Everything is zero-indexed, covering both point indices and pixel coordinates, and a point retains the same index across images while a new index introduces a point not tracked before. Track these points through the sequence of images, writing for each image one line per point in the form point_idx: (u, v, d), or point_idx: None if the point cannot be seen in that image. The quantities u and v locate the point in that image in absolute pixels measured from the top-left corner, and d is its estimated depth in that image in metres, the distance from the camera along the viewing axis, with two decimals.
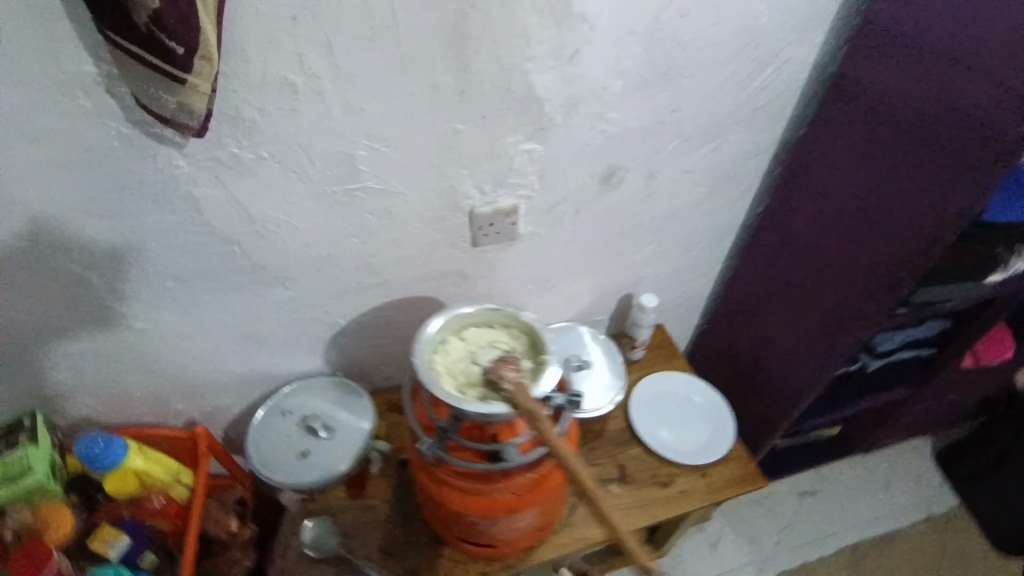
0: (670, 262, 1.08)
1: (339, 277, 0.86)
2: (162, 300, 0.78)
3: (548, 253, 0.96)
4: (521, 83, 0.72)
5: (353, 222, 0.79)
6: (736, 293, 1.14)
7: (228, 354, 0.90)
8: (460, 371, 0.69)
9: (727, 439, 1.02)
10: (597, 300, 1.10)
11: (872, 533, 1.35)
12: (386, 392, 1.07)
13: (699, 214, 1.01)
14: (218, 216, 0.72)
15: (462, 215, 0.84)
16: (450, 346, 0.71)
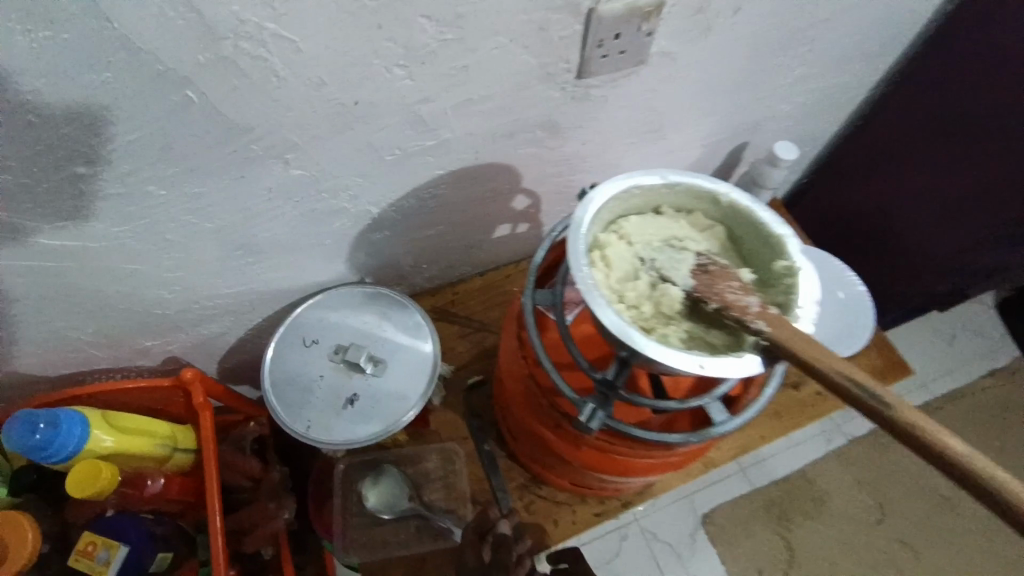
0: (811, 97, 0.78)
1: (373, 140, 0.53)
2: (84, 198, 0.45)
3: (673, 88, 0.63)
4: None
5: (397, 31, 0.44)
6: (880, 134, 0.85)
7: (212, 269, 0.59)
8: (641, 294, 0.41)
9: (870, 321, 0.80)
10: (708, 154, 0.80)
11: (940, 391, 1.29)
12: (433, 297, 0.80)
13: (880, 12, 0.68)
14: (150, 24, 0.37)
15: (574, 21, 0.50)
16: (610, 254, 0.43)
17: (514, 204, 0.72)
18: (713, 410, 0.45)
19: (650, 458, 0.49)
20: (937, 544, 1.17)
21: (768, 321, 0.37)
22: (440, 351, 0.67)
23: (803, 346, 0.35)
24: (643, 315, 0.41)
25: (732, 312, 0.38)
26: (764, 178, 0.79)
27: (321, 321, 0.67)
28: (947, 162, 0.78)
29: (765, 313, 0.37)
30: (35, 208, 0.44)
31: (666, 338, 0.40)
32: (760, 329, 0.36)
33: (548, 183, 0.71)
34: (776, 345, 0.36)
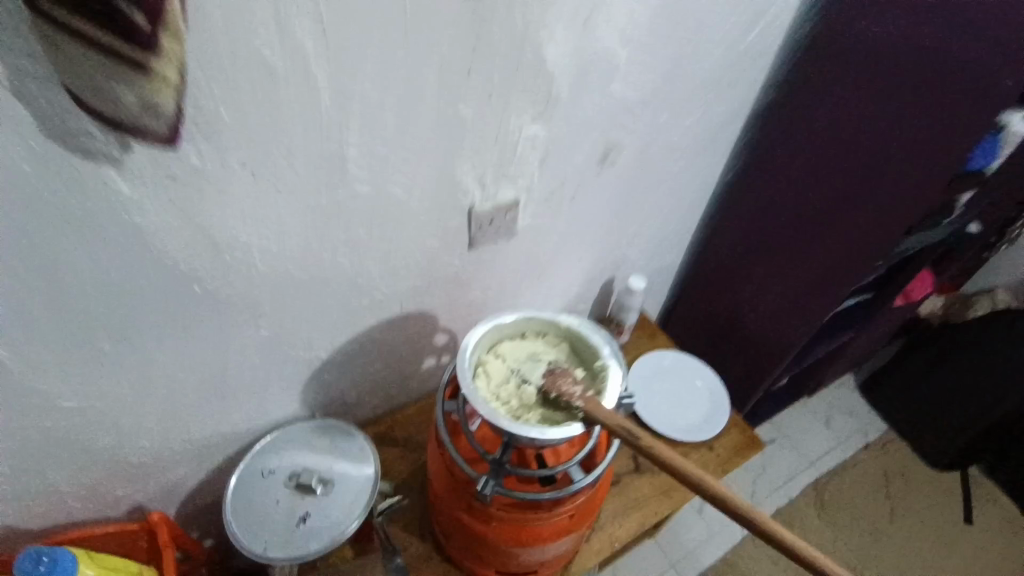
0: (651, 243, 1.07)
1: (324, 303, 0.73)
2: (103, 365, 0.61)
3: (542, 248, 0.89)
4: (535, 61, 0.63)
5: (341, 233, 0.66)
6: (710, 262, 1.15)
7: (188, 414, 0.73)
8: (511, 393, 0.60)
9: (725, 409, 1.03)
10: (585, 289, 1.06)
11: (828, 466, 1.49)
12: (375, 424, 0.95)
13: (679, 189, 1.00)
14: (175, 249, 0.56)
15: (461, 214, 0.74)
16: (489, 368, 0.62)
17: (437, 340, 0.92)
18: (573, 470, 0.63)
19: (541, 522, 0.64)
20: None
21: (586, 400, 0.56)
22: (380, 469, 0.81)
23: (605, 414, 0.54)
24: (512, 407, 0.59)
25: (564, 398, 0.57)
26: (627, 303, 1.05)
27: (277, 453, 0.80)
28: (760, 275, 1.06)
29: (585, 396, 0.57)
30: (64, 376, 0.59)
31: (528, 421, 0.58)
32: (579, 406, 0.56)
33: (463, 322, 0.92)
34: (590, 415, 0.55)
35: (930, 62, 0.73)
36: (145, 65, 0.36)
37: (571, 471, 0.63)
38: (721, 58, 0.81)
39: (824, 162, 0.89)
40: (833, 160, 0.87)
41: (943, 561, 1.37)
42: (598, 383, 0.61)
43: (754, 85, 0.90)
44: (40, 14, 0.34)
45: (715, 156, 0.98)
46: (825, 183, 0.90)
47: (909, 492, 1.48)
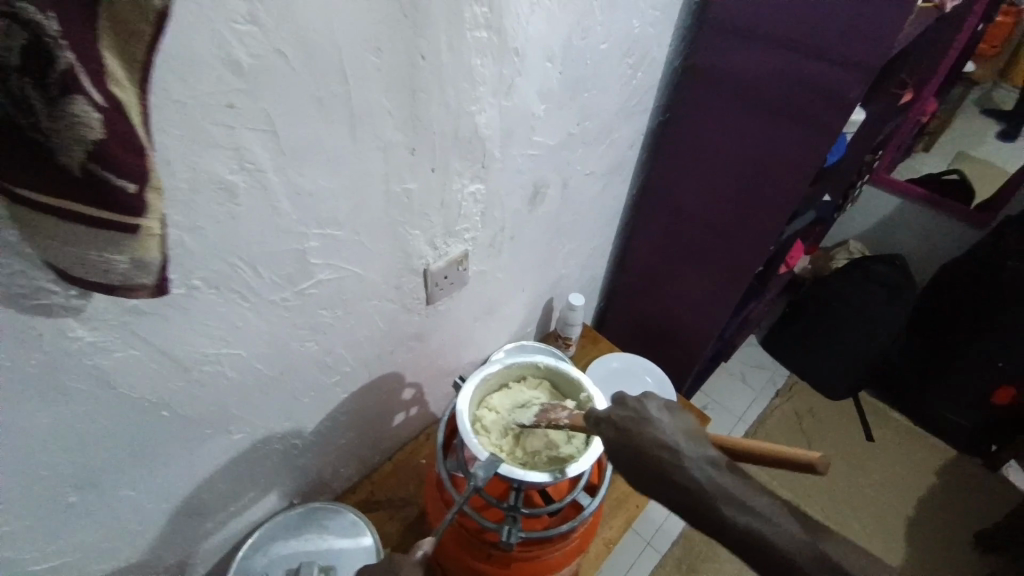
0: (579, 260, 1.16)
1: (295, 391, 0.71)
2: (70, 518, 0.55)
3: (491, 286, 0.93)
4: (471, 127, 0.67)
5: (306, 321, 0.65)
6: (634, 267, 1.27)
7: (163, 542, 0.68)
8: (513, 444, 0.66)
9: (673, 395, 1.14)
10: (530, 312, 1.12)
11: (752, 418, 1.69)
12: (355, 492, 0.93)
13: (598, 208, 1.09)
14: (141, 382, 0.53)
15: (417, 275, 0.76)
16: (485, 424, 0.67)
17: (404, 395, 0.92)
18: (581, 497, 0.67)
19: (558, 552, 0.68)
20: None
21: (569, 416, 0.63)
22: (378, 537, 0.80)
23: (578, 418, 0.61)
24: (518, 455, 0.65)
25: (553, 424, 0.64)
26: (571, 318, 1.13)
27: (265, 550, 0.77)
28: (679, 273, 1.19)
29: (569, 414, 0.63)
30: (24, 543, 0.53)
31: (538, 466, 0.63)
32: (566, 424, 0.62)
33: (426, 371, 0.93)
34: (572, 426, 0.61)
35: (785, 83, 0.87)
36: (131, 224, 0.35)
37: (579, 499, 0.68)
38: (618, 96, 0.91)
39: (714, 170, 1.03)
40: (722, 167, 1.01)
41: (865, 481, 1.56)
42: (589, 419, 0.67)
43: (646, 108, 1.01)
44: (27, 205, 0.34)
45: (624, 173, 1.09)
46: (718, 188, 1.03)
47: (822, 427, 1.68)
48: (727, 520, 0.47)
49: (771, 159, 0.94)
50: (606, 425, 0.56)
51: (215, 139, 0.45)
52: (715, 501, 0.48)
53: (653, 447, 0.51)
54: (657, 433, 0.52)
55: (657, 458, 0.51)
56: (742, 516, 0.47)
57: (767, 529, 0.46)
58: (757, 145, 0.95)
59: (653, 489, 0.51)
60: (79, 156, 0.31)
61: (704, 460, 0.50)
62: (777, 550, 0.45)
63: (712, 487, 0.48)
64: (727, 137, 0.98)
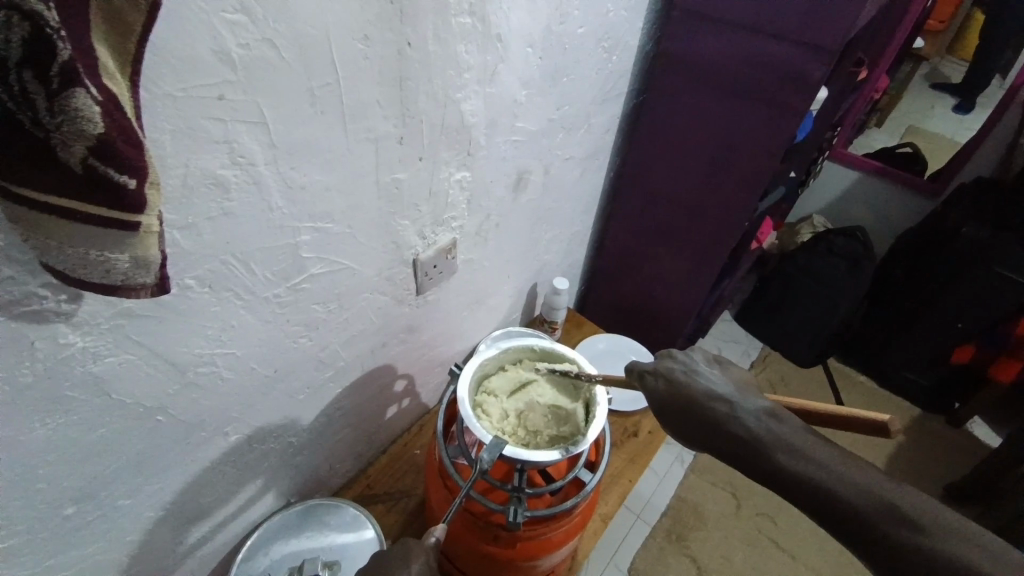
0: (561, 245, 1.17)
1: (290, 389, 0.70)
2: (68, 532, 0.54)
3: (478, 274, 0.93)
4: (457, 114, 0.67)
5: (299, 318, 0.64)
6: (614, 250, 1.29)
7: (163, 551, 0.66)
8: (514, 424, 0.67)
9: None
10: (515, 299, 1.12)
11: None
12: (351, 488, 0.93)
13: (578, 193, 1.10)
14: (137, 388, 0.51)
15: (407, 266, 0.76)
16: (487, 407, 0.68)
17: (397, 387, 0.92)
18: (582, 474, 0.69)
19: (563, 529, 0.69)
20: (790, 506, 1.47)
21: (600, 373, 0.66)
22: (381, 529, 0.80)
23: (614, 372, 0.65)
24: (521, 436, 0.66)
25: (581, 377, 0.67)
26: (556, 303, 1.14)
27: (266, 552, 0.76)
28: (658, 253, 1.22)
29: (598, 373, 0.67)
30: (21, 560, 0.51)
31: (540, 445, 0.66)
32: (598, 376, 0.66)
33: (417, 363, 0.93)
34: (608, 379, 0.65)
35: (754, 63, 0.90)
36: (132, 222, 0.34)
37: (580, 476, 0.69)
38: (594, 81, 0.92)
39: (687, 151, 1.05)
40: (695, 148, 1.04)
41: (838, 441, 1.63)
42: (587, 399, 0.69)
43: (621, 91, 1.02)
44: (27, 205, 0.33)
45: (601, 157, 1.10)
46: (692, 168, 1.06)
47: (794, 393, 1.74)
48: (778, 459, 0.50)
49: (743, 136, 0.97)
50: (654, 377, 0.60)
51: (207, 134, 0.44)
52: (767, 445, 0.51)
53: (704, 397, 0.56)
54: (712, 385, 0.57)
55: (709, 409, 0.55)
56: (796, 454, 0.50)
57: (822, 467, 0.49)
58: (729, 124, 0.97)
59: (707, 437, 0.55)
60: (79, 151, 0.31)
61: (760, 412, 0.54)
62: (832, 494, 0.48)
63: (764, 432, 0.52)
64: (699, 119, 1.00)
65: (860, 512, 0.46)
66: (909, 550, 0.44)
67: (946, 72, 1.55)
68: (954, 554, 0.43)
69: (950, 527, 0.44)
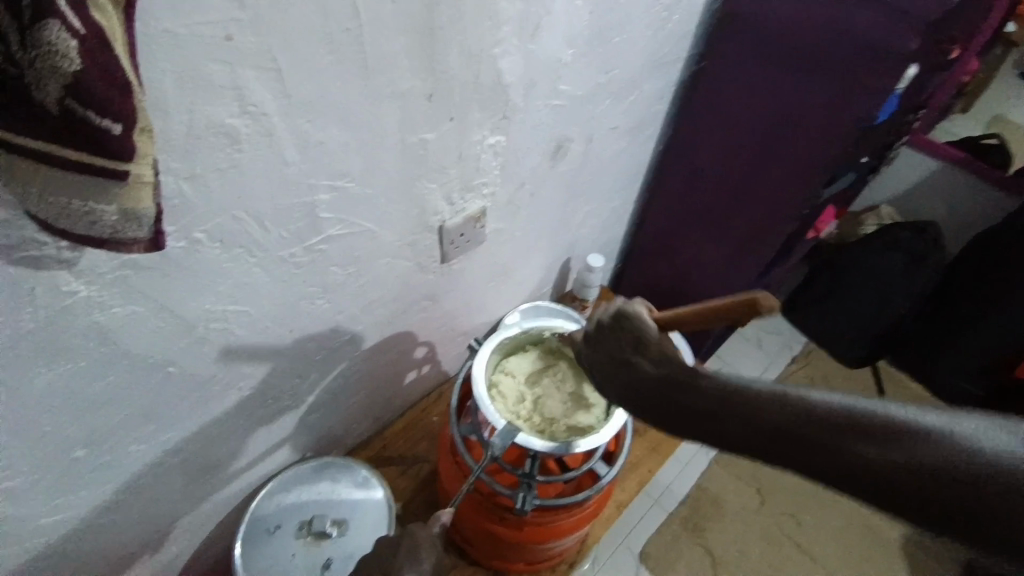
0: (599, 220, 1.11)
1: (305, 350, 0.69)
2: (80, 472, 0.55)
3: (507, 245, 0.89)
4: (492, 72, 0.62)
5: (314, 279, 0.62)
6: (654, 228, 1.21)
7: (175, 494, 0.68)
8: (530, 410, 0.65)
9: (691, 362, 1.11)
10: (545, 273, 1.08)
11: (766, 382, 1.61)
12: (365, 449, 0.93)
13: (621, 166, 1.03)
14: (146, 339, 0.51)
15: (431, 233, 0.72)
16: (505, 388, 0.66)
17: (417, 354, 0.90)
18: (599, 466, 0.65)
19: (574, 520, 0.67)
20: (816, 509, 1.40)
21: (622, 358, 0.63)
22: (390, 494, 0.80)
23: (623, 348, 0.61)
24: (536, 422, 0.64)
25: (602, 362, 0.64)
26: (588, 280, 1.09)
27: (276, 504, 0.77)
28: (700, 237, 1.13)
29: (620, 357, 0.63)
30: (34, 495, 0.53)
31: (555, 434, 0.63)
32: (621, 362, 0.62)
33: (439, 331, 0.91)
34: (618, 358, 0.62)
35: (833, 32, 0.80)
36: (118, 171, 0.32)
37: (595, 468, 0.66)
38: (650, 42, 0.83)
39: (744, 128, 0.96)
40: (752, 125, 0.94)
41: None
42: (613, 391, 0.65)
43: (680, 56, 0.93)
44: (6, 150, 0.31)
45: (651, 128, 1.02)
46: (748, 147, 0.97)
47: None
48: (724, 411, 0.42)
49: (807, 115, 0.87)
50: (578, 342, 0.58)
51: (214, 79, 0.41)
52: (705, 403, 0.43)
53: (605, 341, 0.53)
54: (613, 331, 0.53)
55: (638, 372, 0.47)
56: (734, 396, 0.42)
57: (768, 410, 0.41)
58: (792, 101, 0.88)
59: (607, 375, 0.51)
60: (55, 91, 0.28)
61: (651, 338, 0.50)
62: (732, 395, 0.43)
63: (706, 381, 0.44)
64: (764, 93, 0.91)
65: (820, 446, 0.38)
66: (881, 470, 0.36)
67: None
68: (927, 466, 0.35)
69: (915, 433, 0.37)
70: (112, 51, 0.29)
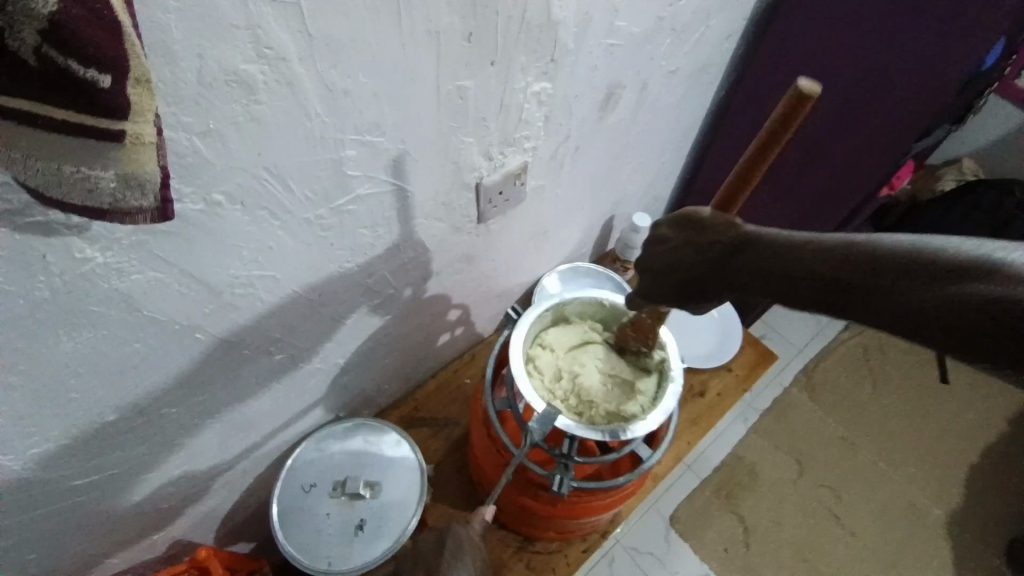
0: (647, 175, 1.02)
1: (335, 313, 0.66)
2: (114, 433, 0.54)
3: (548, 203, 0.82)
4: (542, 7, 0.54)
5: (343, 241, 0.58)
6: (709, 185, 1.11)
7: (211, 453, 0.68)
8: (569, 390, 0.61)
9: (739, 330, 1.04)
10: (587, 232, 1.01)
11: (814, 350, 1.53)
12: (397, 409, 0.92)
13: (676, 115, 0.93)
14: (168, 305, 0.48)
15: (468, 191, 0.66)
16: (543, 363, 0.63)
17: (450, 316, 0.87)
18: (642, 448, 0.61)
19: (611, 500, 0.64)
20: (857, 482, 1.35)
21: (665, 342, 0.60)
22: (423, 458, 0.79)
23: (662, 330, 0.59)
24: (572, 403, 0.60)
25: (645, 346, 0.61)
26: (632, 241, 1.02)
27: (310, 462, 0.77)
28: (766, 197, 1.04)
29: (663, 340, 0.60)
30: (70, 455, 0.52)
31: (593, 418, 0.59)
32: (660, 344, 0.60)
33: (473, 293, 0.87)
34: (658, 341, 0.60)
35: None
36: (113, 131, 0.27)
37: (638, 451, 0.62)
38: None
39: (826, 73, 0.84)
40: (837, 71, 0.83)
41: (930, 422, 1.45)
42: (664, 375, 0.61)
43: None
44: None
45: (713, 71, 0.91)
46: (830, 95, 0.85)
47: (891, 365, 1.53)
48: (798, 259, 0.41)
49: (909, 58, 0.76)
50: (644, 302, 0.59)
51: (224, 18, 0.35)
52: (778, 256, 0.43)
53: None
54: None
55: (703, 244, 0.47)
56: (805, 240, 0.42)
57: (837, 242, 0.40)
58: (895, 40, 0.76)
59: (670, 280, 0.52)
60: (31, 37, 0.23)
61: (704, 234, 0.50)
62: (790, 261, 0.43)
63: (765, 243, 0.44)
64: (855, 30, 0.79)
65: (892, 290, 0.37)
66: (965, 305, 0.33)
67: None
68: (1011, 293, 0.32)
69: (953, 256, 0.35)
70: None
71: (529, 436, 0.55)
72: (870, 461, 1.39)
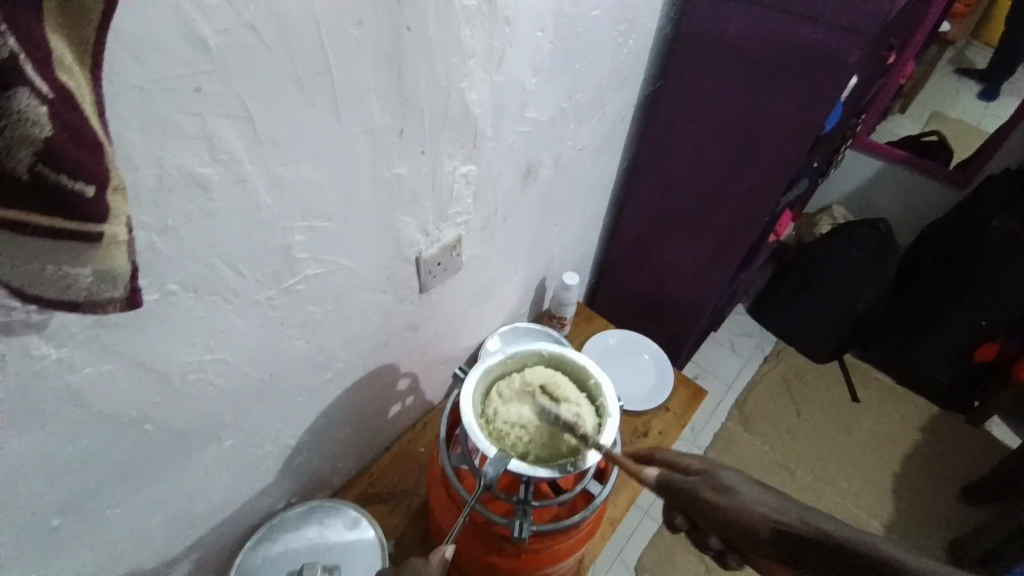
0: (571, 238, 1.12)
1: (286, 392, 0.67)
2: (54, 542, 0.52)
3: (484, 270, 0.89)
4: (461, 105, 0.63)
5: (294, 319, 0.61)
6: (626, 240, 1.23)
7: (155, 556, 0.64)
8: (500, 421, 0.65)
9: (669, 369, 1.13)
10: (522, 294, 1.08)
11: (742, 385, 1.66)
12: (353, 487, 0.90)
13: (589, 184, 1.05)
14: (118, 397, 0.48)
15: (409, 264, 0.72)
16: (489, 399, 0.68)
17: (399, 386, 0.89)
18: (590, 484, 0.66)
19: (569, 541, 0.67)
20: None
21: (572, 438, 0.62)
22: (380, 533, 0.78)
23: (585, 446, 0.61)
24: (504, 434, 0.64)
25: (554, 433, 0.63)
26: (564, 298, 1.10)
27: (262, 555, 0.74)
28: (676, 247, 1.16)
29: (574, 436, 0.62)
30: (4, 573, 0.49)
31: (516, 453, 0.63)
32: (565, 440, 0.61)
33: (420, 360, 0.90)
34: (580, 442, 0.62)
35: (791, 41, 0.83)
36: (94, 233, 0.31)
37: (588, 488, 0.66)
38: (610, 65, 0.86)
39: (705, 140, 0.99)
40: (714, 138, 0.98)
41: (852, 439, 1.58)
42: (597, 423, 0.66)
43: (637, 77, 0.96)
44: None
45: (616, 146, 1.04)
46: (712, 157, 1.00)
47: (810, 390, 1.67)
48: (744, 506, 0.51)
49: (767, 126, 0.92)
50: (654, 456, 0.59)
51: (182, 130, 0.40)
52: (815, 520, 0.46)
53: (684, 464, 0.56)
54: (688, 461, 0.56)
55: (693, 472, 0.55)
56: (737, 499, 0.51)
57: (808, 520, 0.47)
58: (753, 113, 0.92)
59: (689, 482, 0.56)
60: (27, 158, 0.27)
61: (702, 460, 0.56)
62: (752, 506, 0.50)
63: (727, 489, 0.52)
64: (720, 106, 0.95)
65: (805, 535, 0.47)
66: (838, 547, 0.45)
67: (969, 58, 1.51)
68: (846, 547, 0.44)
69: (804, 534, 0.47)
70: (86, 115, 0.29)
71: (484, 480, 0.59)
72: (810, 484, 1.47)
